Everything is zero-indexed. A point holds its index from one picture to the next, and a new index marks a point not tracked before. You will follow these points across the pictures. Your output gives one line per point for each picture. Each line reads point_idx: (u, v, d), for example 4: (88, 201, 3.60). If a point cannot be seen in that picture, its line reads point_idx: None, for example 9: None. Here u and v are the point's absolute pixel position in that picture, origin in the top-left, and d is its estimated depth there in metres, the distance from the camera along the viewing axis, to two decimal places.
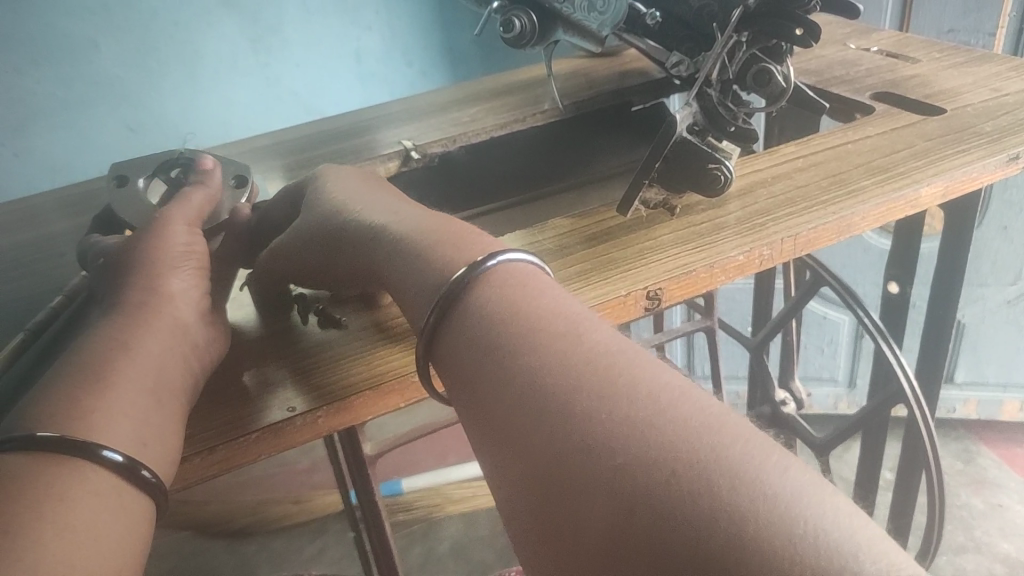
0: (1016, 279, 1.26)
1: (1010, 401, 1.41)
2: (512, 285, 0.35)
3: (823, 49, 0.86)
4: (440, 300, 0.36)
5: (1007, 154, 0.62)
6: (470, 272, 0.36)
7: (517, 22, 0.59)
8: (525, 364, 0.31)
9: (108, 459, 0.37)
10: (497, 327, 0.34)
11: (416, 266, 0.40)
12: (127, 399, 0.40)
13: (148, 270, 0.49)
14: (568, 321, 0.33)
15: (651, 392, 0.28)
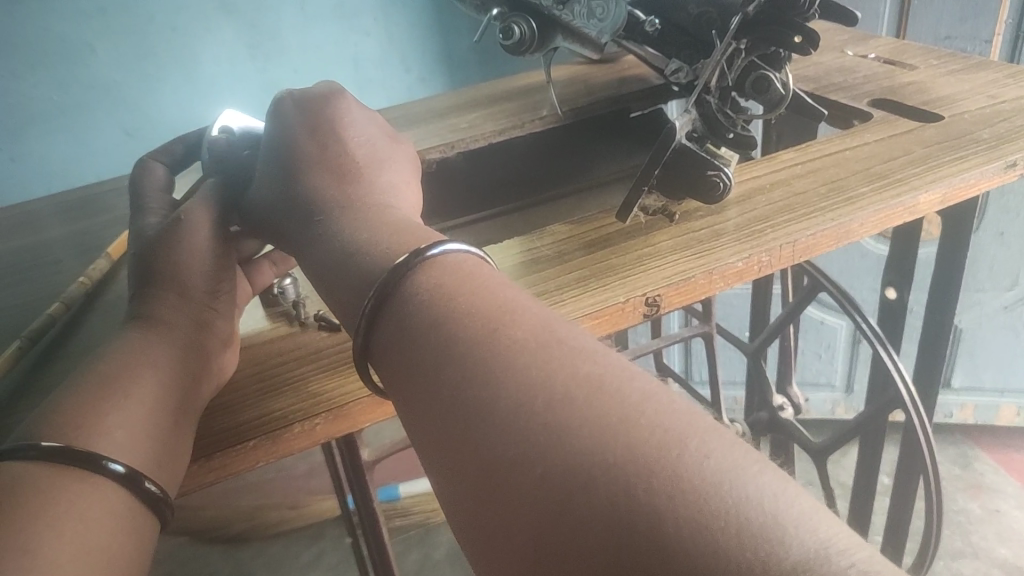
0: (1013, 284, 1.26)
1: (1007, 407, 1.41)
2: (450, 275, 0.35)
3: (821, 56, 0.87)
4: (377, 292, 0.36)
5: (1005, 161, 0.62)
6: (406, 262, 0.36)
7: (517, 29, 0.58)
8: (463, 355, 0.31)
9: (110, 470, 0.37)
10: (434, 319, 0.33)
11: (374, 255, 0.39)
12: (132, 412, 0.40)
13: (165, 283, 0.49)
14: (509, 309, 0.33)
15: (585, 378, 0.28)
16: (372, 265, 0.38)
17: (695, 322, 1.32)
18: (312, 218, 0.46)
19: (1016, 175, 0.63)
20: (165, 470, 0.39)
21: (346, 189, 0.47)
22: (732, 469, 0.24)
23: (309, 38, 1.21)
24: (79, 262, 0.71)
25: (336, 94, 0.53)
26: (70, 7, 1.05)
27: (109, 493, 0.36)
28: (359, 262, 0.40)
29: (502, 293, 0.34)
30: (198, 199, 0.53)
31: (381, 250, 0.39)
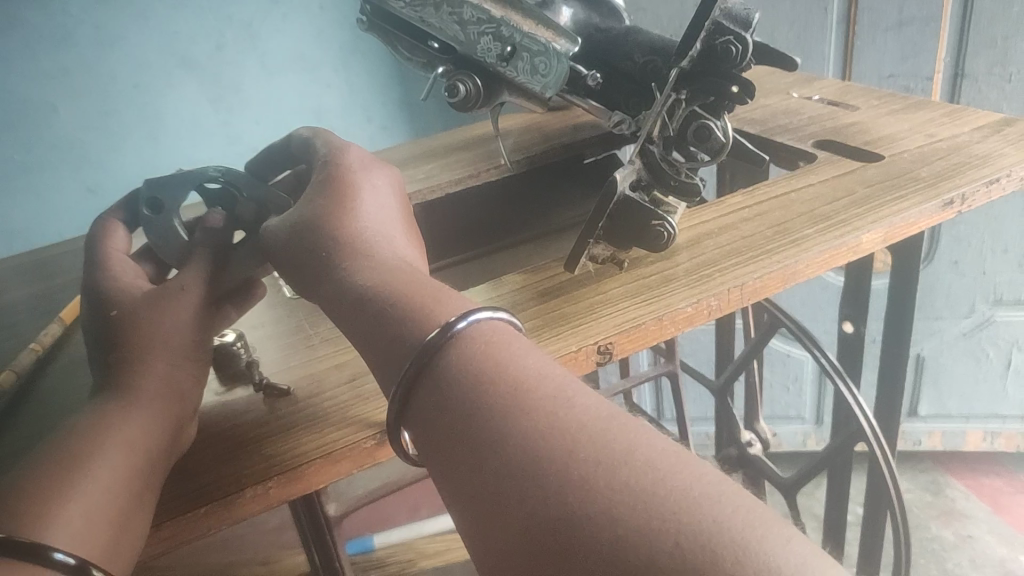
0: (970, 311, 1.29)
1: (973, 432, 1.42)
2: (490, 347, 0.34)
3: (768, 99, 0.89)
4: (413, 366, 0.34)
5: (942, 200, 0.63)
6: (443, 332, 0.34)
7: (462, 86, 0.60)
8: (504, 434, 0.29)
9: (61, 562, 0.35)
10: (474, 395, 0.32)
11: (399, 321, 0.37)
12: (85, 501, 0.39)
13: (142, 350, 0.47)
14: (555, 382, 0.31)
15: (636, 459, 0.27)
16: (402, 324, 0.37)
17: (662, 360, 1.33)
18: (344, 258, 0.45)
19: (954, 215, 0.64)
20: (106, 553, 0.38)
21: (378, 240, 0.46)
22: (789, 547, 0.23)
23: (270, 90, 1.21)
24: (32, 328, 0.70)
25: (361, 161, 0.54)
26: (32, 68, 1.05)
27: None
28: (390, 308, 0.39)
29: (542, 366, 0.32)
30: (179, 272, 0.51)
31: (406, 303, 0.38)
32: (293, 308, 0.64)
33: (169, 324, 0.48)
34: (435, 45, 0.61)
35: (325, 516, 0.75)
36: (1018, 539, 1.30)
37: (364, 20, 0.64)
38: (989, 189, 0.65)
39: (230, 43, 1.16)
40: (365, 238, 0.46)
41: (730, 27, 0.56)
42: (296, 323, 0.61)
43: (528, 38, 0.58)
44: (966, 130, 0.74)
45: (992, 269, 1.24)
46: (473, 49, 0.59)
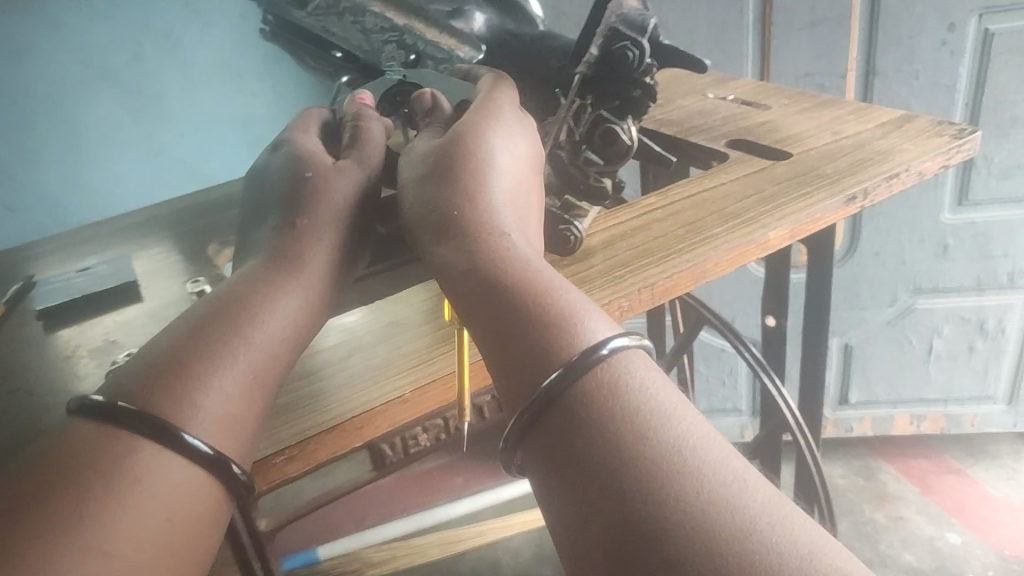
0: (893, 300, 1.33)
1: (901, 417, 1.47)
2: (622, 387, 0.34)
3: (683, 101, 0.90)
4: (546, 390, 0.34)
5: (845, 195, 0.65)
6: (583, 359, 0.34)
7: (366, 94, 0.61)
8: (646, 487, 0.30)
9: (192, 448, 0.35)
10: (610, 437, 0.32)
11: (528, 319, 0.37)
12: (238, 376, 0.39)
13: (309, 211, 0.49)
14: (697, 438, 0.32)
15: (788, 539, 0.28)
16: (535, 330, 0.37)
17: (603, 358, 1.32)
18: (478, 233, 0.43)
19: (857, 209, 0.67)
20: (246, 449, 0.38)
21: (505, 221, 0.45)
22: None
23: (194, 100, 1.18)
24: None
25: (503, 123, 0.51)
26: None
27: (186, 475, 0.35)
28: (525, 297, 0.38)
29: (676, 414, 0.33)
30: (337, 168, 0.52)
31: (546, 296, 0.38)
32: None
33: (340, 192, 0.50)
34: (338, 54, 0.61)
35: (252, 533, 0.74)
36: (944, 517, 1.35)
37: (268, 30, 0.64)
38: (888, 184, 0.67)
39: (148, 52, 1.12)
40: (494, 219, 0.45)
41: (626, 31, 0.56)
42: None
43: (431, 47, 0.58)
44: (869, 127, 0.76)
45: (911, 259, 1.28)
46: (377, 58, 0.59)
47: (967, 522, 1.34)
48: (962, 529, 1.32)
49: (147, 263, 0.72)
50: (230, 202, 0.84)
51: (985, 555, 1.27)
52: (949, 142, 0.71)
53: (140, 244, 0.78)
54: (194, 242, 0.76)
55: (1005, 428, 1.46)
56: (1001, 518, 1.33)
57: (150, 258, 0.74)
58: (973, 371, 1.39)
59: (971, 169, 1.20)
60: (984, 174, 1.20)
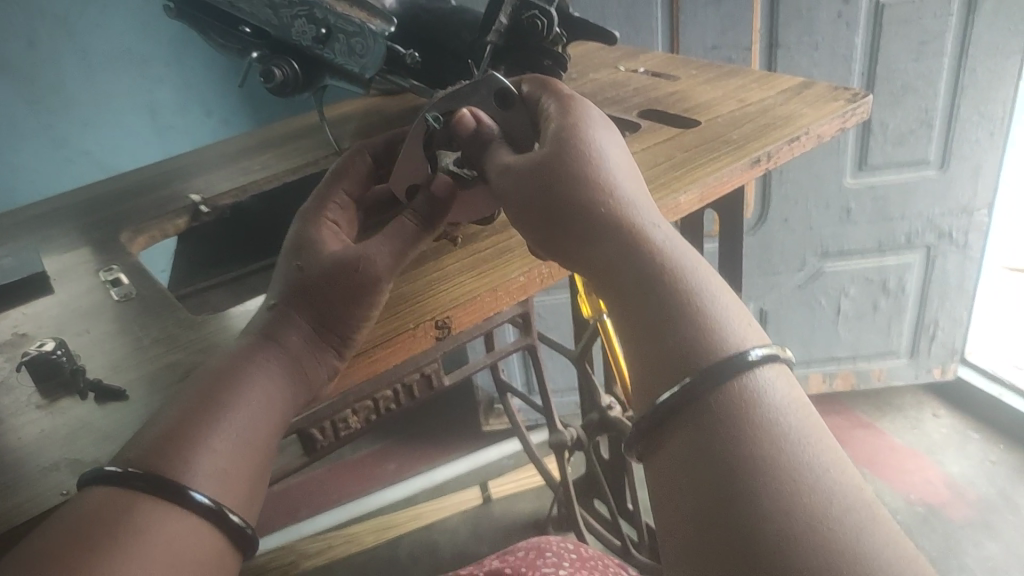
0: (802, 264, 1.39)
1: (814, 375, 1.54)
2: (762, 400, 0.31)
3: (596, 74, 0.92)
4: (676, 395, 0.31)
5: (751, 158, 0.69)
6: (729, 365, 0.31)
7: (277, 72, 0.59)
8: (768, 515, 0.28)
9: (196, 502, 0.36)
10: (737, 451, 0.29)
11: (668, 312, 0.34)
12: (232, 431, 0.40)
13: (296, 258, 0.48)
14: (836, 469, 0.29)
15: None
16: (670, 324, 0.34)
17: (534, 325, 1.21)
18: (608, 219, 0.39)
19: (763, 170, 0.70)
20: (248, 507, 0.38)
21: (629, 201, 0.40)
22: None
23: (98, 89, 1.13)
24: None
25: (598, 116, 0.45)
26: None
27: (196, 530, 0.35)
28: (667, 295, 0.35)
29: (812, 437, 0.30)
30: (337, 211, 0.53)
31: (687, 296, 0.35)
32: (119, 311, 0.60)
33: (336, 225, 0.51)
34: (247, 31, 0.60)
35: None
36: (856, 468, 1.43)
37: (173, 9, 0.62)
38: (790, 146, 0.71)
39: (46, 39, 1.07)
40: (619, 206, 0.40)
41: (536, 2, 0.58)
42: (126, 324, 0.58)
43: (341, 21, 0.57)
44: (772, 93, 0.80)
45: (817, 224, 1.35)
46: (287, 32, 0.58)
47: (879, 471, 1.42)
48: (874, 479, 1.40)
49: (54, 255, 0.70)
50: (141, 188, 0.82)
51: (896, 501, 1.35)
52: (844, 105, 0.75)
53: (44, 234, 0.75)
54: (104, 230, 0.73)
55: (909, 380, 1.54)
56: (907, 467, 1.42)
57: (57, 247, 0.71)
58: (878, 328, 1.47)
59: (869, 136, 1.26)
60: (882, 140, 1.26)
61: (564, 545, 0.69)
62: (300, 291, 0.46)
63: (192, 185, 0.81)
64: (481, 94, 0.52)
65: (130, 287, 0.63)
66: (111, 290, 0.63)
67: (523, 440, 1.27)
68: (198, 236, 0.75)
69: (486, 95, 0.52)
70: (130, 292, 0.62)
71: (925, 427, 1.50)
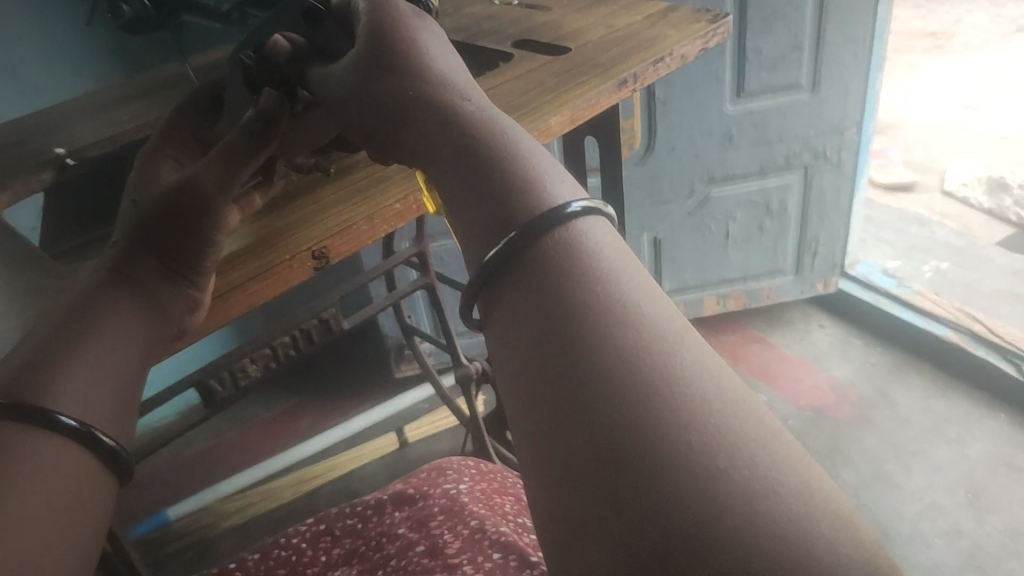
0: (691, 191, 1.45)
1: (709, 298, 1.61)
2: (580, 244, 0.31)
3: (471, 8, 0.92)
4: (506, 246, 0.31)
5: (617, 80, 0.71)
6: (550, 217, 0.32)
7: (125, 8, 0.59)
8: (591, 349, 0.28)
9: (63, 425, 0.36)
10: (561, 296, 0.30)
11: (492, 177, 0.35)
12: (90, 361, 0.40)
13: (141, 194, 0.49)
14: (645, 298, 0.30)
15: (720, 400, 0.26)
16: (493, 189, 0.34)
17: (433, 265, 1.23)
18: (424, 107, 0.40)
19: (630, 92, 0.73)
20: (117, 427, 0.39)
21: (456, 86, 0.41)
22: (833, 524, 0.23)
23: None
24: None
25: (408, 10, 0.46)
26: None
27: (65, 451, 0.36)
28: (486, 163, 0.36)
29: (632, 279, 0.31)
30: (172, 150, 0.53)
31: (506, 161, 0.35)
32: None
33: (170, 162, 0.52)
34: None
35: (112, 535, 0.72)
36: (751, 381, 1.52)
37: None
38: (655, 67, 0.74)
39: None
40: (436, 92, 0.40)
41: None
42: None
43: None
44: (639, 19, 0.82)
45: (702, 152, 1.40)
46: None
47: (771, 383, 1.51)
48: (767, 390, 1.49)
49: None
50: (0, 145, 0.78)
51: (787, 408, 1.44)
52: (705, 27, 0.78)
53: None
54: None
55: (795, 296, 1.63)
56: (797, 375, 1.51)
57: None
58: (764, 249, 1.55)
59: (744, 62, 1.31)
60: (757, 66, 1.31)
61: (464, 463, 0.72)
62: (143, 221, 0.46)
63: (56, 139, 0.78)
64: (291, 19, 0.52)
65: None
66: None
67: (433, 381, 1.29)
68: (72, 188, 0.71)
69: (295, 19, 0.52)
70: None
71: (812, 338, 1.60)
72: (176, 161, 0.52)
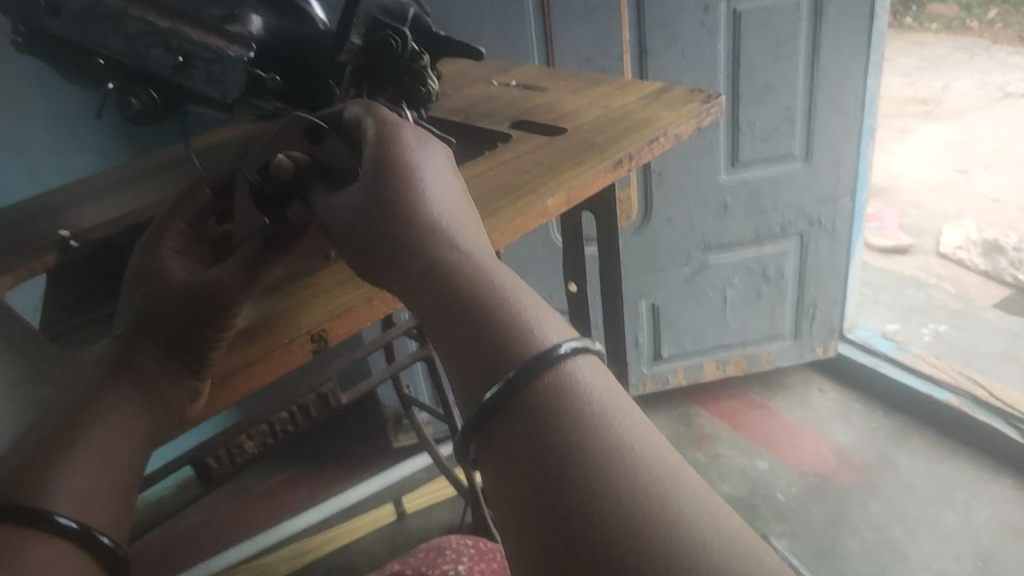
0: (688, 258, 1.46)
1: (708, 363, 1.61)
2: (572, 383, 0.32)
3: (470, 89, 0.95)
4: (498, 392, 0.32)
5: (613, 160, 0.73)
6: (542, 358, 0.33)
7: (135, 100, 0.59)
8: (592, 496, 0.28)
9: (63, 527, 0.36)
10: (555, 442, 0.30)
11: (486, 319, 0.36)
12: (89, 460, 0.40)
13: (141, 287, 0.48)
14: (639, 432, 0.31)
15: (722, 533, 0.27)
16: (488, 330, 0.36)
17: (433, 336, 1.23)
18: (417, 246, 0.42)
19: (626, 171, 0.74)
20: (115, 526, 0.39)
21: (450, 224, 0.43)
22: None
23: None
24: None
25: (411, 134, 0.48)
26: None
27: (64, 555, 0.36)
28: (474, 305, 0.37)
29: (624, 414, 0.31)
30: (170, 237, 0.53)
31: (499, 303, 0.37)
32: None
33: (168, 253, 0.51)
34: (102, 62, 0.60)
35: None
36: (753, 447, 1.51)
37: (21, 41, 0.61)
38: (650, 146, 0.75)
39: None
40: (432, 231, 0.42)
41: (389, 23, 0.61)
42: None
43: (198, 47, 0.58)
44: (634, 99, 0.84)
45: (698, 220, 1.42)
46: (143, 61, 0.58)
47: (773, 449, 1.49)
48: (769, 455, 1.48)
49: None
50: (7, 227, 0.79)
51: (790, 475, 1.43)
52: (699, 106, 0.81)
53: None
54: None
55: (796, 361, 1.63)
56: (799, 441, 1.50)
57: None
58: (763, 314, 1.56)
59: (738, 134, 1.34)
60: (751, 137, 1.34)
61: (463, 543, 0.71)
62: (147, 317, 0.46)
63: (61, 221, 0.79)
64: (291, 138, 0.55)
65: None
66: None
67: (432, 452, 1.28)
68: (71, 272, 0.74)
69: (297, 137, 0.55)
70: None
71: (813, 403, 1.60)
72: (174, 254, 0.52)
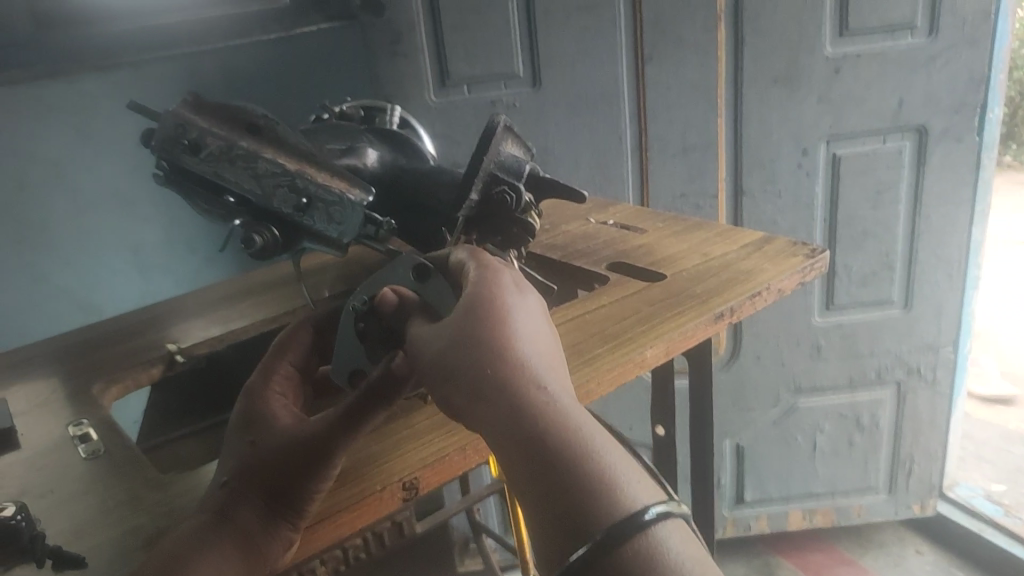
0: (777, 400, 1.41)
1: (794, 513, 1.53)
2: (661, 556, 0.32)
3: (568, 226, 0.96)
4: (584, 556, 0.32)
5: (714, 313, 0.71)
6: (630, 526, 0.33)
7: (259, 237, 0.61)
8: None
9: None
10: None
11: (570, 473, 0.35)
12: None
13: (247, 434, 0.50)
14: None
15: None
16: (575, 487, 0.35)
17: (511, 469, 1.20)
18: (491, 375, 0.39)
19: (727, 324, 0.72)
20: None
21: (531, 355, 0.41)
22: None
23: (85, 230, 1.13)
24: None
25: (510, 281, 0.47)
26: None
27: None
28: (556, 456, 0.36)
29: None
30: (279, 380, 0.55)
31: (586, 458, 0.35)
32: (84, 471, 0.59)
33: (277, 397, 0.53)
34: (231, 199, 0.62)
35: None
36: None
37: (158, 176, 0.63)
38: (752, 301, 0.74)
39: (37, 181, 1.07)
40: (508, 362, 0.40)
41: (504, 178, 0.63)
42: (92, 485, 0.57)
43: (323, 191, 0.61)
44: (734, 248, 0.84)
45: (789, 361, 1.37)
46: (270, 202, 0.61)
47: None
48: None
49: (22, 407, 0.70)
50: (119, 336, 0.83)
51: None
52: (803, 261, 0.79)
53: (18, 384, 0.74)
54: (79, 380, 0.74)
55: (890, 517, 1.53)
56: None
57: (31, 396, 0.72)
58: (854, 464, 1.47)
59: (834, 278, 1.31)
60: (847, 282, 1.31)
61: None
62: (251, 467, 0.47)
63: (167, 333, 0.82)
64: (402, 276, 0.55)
65: (98, 443, 0.63)
66: (78, 446, 0.63)
67: None
68: (175, 386, 0.76)
69: (408, 274, 0.54)
70: (98, 449, 0.62)
71: (908, 566, 1.48)
72: (282, 399, 0.53)
